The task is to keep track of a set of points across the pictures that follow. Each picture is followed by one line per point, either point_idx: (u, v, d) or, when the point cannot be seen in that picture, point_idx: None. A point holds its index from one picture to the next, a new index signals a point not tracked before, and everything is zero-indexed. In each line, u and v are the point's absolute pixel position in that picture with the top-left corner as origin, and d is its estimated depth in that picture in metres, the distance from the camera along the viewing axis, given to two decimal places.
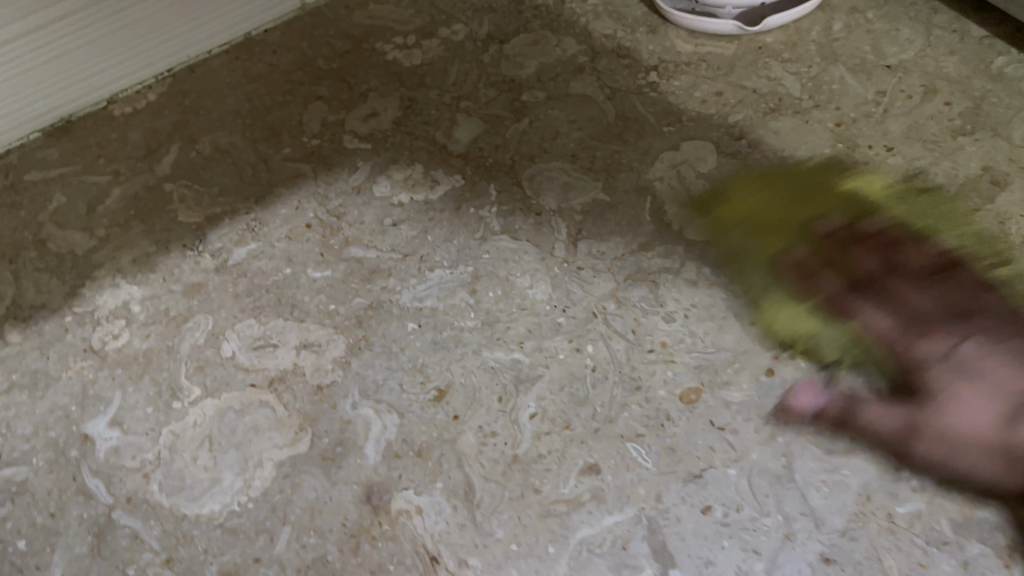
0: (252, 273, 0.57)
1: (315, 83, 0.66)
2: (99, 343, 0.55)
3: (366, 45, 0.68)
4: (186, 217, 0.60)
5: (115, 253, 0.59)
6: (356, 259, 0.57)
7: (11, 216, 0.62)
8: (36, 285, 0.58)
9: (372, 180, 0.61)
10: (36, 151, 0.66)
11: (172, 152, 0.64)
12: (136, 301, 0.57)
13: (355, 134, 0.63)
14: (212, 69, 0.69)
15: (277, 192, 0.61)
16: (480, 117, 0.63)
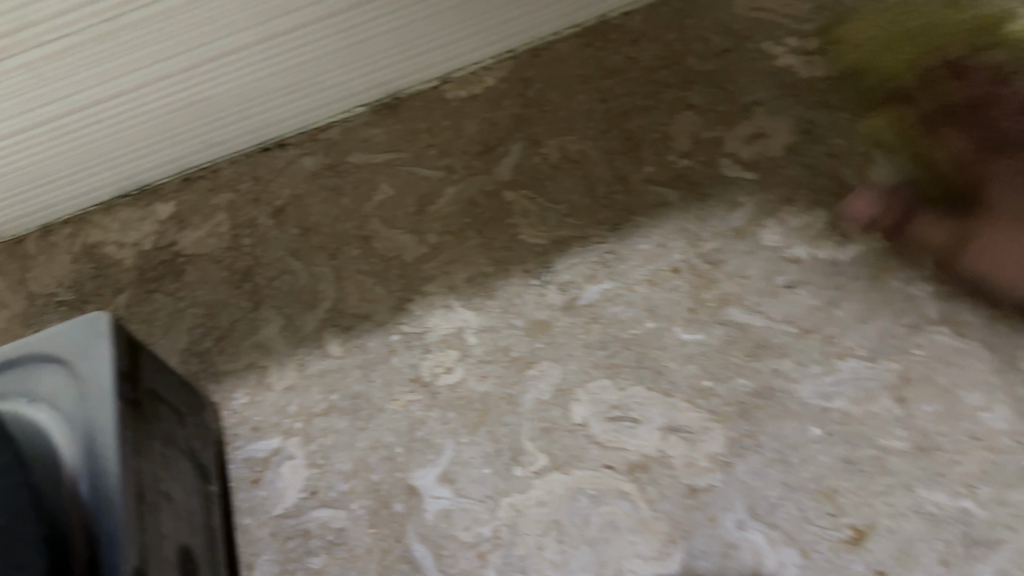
0: (606, 320, 0.48)
1: (686, 87, 0.55)
2: (429, 376, 0.48)
3: (749, 46, 0.56)
4: (530, 237, 0.52)
5: (446, 268, 0.52)
6: (737, 325, 0.46)
7: (334, 203, 0.57)
8: (360, 290, 0.53)
9: (759, 223, 0.49)
10: (361, 129, 0.60)
11: (513, 153, 0.56)
12: (471, 329, 0.49)
13: (734, 159, 0.51)
14: (560, 56, 0.59)
15: (636, 220, 0.51)
16: (902, 159, 0.50)
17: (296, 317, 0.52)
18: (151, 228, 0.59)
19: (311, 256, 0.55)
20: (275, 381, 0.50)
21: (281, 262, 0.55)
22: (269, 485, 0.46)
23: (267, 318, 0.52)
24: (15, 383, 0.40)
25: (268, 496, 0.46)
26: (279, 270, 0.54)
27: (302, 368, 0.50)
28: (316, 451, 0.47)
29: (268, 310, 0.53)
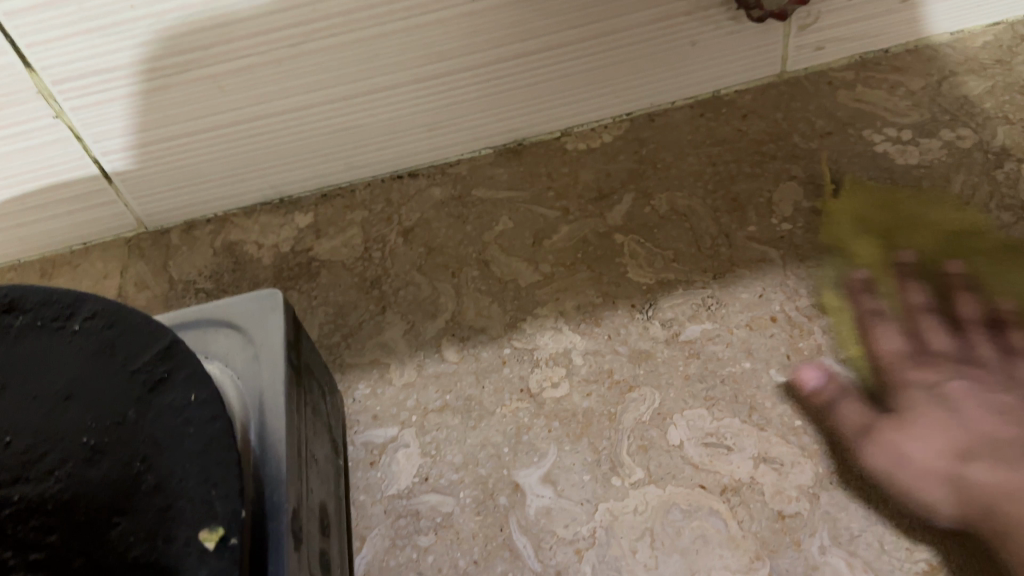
0: (705, 356, 0.52)
1: (790, 160, 0.61)
2: (536, 387, 0.53)
3: (849, 132, 0.62)
4: (637, 275, 0.57)
5: (558, 295, 0.57)
6: (829, 374, 0.50)
7: (458, 228, 0.62)
8: (477, 306, 0.58)
9: (852, 286, 0.53)
10: (487, 168, 0.66)
11: (626, 202, 0.61)
12: (578, 351, 0.54)
13: (833, 229, 0.56)
14: (673, 122, 0.65)
15: (737, 272, 0.56)
16: (991, 244, 0.54)
17: (417, 324, 0.58)
18: (289, 234, 0.66)
19: (435, 273, 0.60)
20: (396, 377, 0.55)
21: (407, 276, 0.60)
22: (385, 468, 0.51)
23: (392, 322, 0.58)
24: (194, 343, 0.45)
25: (383, 478, 0.51)
26: (404, 282, 0.60)
27: (420, 368, 0.55)
28: (428, 442, 0.52)
29: (393, 314, 0.58)
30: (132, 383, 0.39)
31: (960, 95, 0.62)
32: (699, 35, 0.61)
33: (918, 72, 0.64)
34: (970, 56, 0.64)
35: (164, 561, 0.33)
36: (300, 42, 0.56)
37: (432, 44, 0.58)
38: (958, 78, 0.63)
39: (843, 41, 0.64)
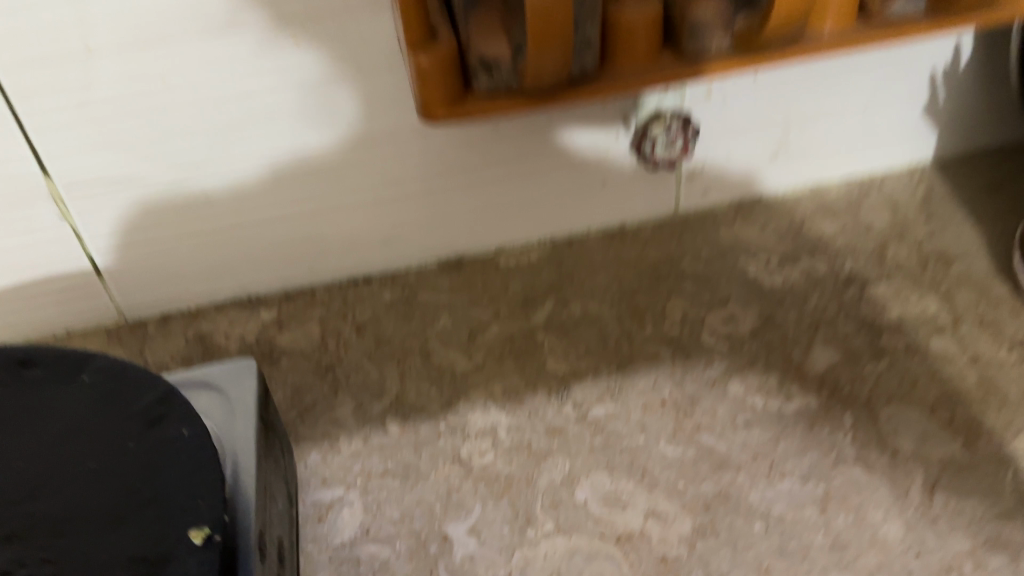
0: (607, 431, 0.63)
1: (681, 279, 0.74)
2: (466, 455, 0.62)
3: (730, 257, 0.75)
4: (554, 366, 0.68)
5: (486, 381, 0.67)
6: (706, 447, 0.61)
7: (404, 325, 0.73)
8: (417, 389, 0.67)
9: (728, 378, 0.65)
10: (431, 276, 0.77)
11: (547, 307, 0.73)
12: (502, 427, 0.64)
13: (714, 333, 0.69)
14: (589, 244, 0.78)
15: (636, 365, 0.67)
16: (838, 348, 0.67)
17: (364, 403, 0.67)
18: (255, 327, 0.75)
19: (381, 361, 0.70)
20: (344, 447, 0.64)
21: (358, 363, 0.70)
22: (331, 522, 0.59)
23: (342, 401, 0.67)
24: None
25: (330, 530, 0.59)
26: (354, 368, 0.70)
27: (366, 439, 0.64)
28: (371, 500, 0.60)
29: (343, 395, 0.68)
30: (125, 420, 0.47)
31: (818, 233, 0.77)
32: (607, 177, 0.75)
33: (785, 213, 0.79)
34: (826, 202, 0.80)
35: (157, 553, 0.41)
36: (277, 166, 0.68)
37: (387, 173, 0.70)
38: (817, 219, 0.78)
39: (726, 187, 0.79)
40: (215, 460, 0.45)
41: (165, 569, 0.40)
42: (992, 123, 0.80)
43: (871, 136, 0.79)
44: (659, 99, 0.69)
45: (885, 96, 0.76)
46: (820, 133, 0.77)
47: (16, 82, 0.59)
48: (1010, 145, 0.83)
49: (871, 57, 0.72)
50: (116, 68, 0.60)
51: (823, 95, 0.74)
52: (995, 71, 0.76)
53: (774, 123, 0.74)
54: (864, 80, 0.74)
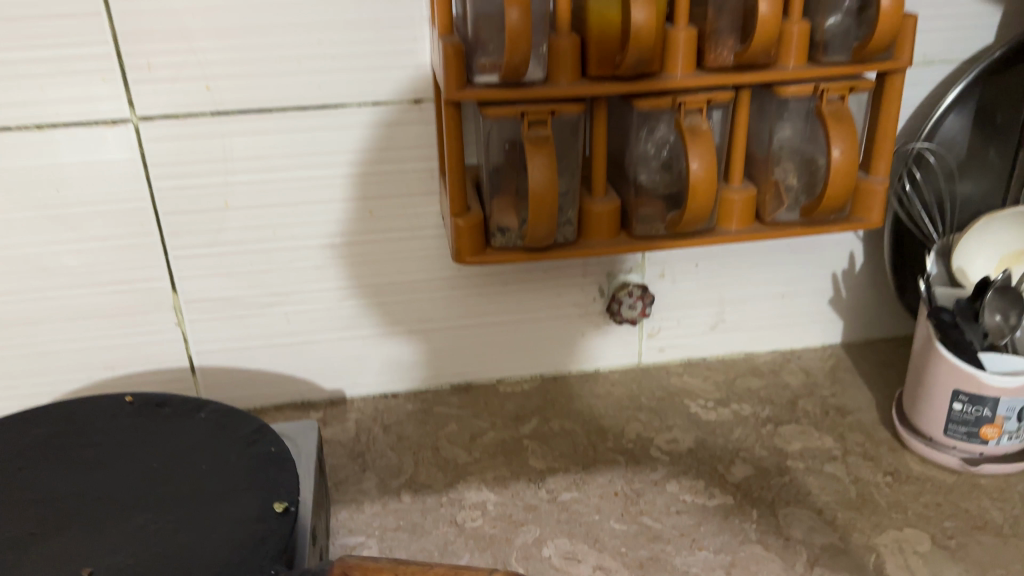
0: (570, 509, 0.82)
1: (637, 409, 0.95)
2: (461, 519, 0.81)
3: (678, 398, 0.97)
4: (534, 462, 0.88)
5: (481, 470, 0.87)
6: (646, 525, 0.79)
7: (421, 428, 0.94)
8: (427, 473, 0.87)
9: (667, 479, 0.85)
10: (445, 396, 0.99)
11: (532, 422, 0.94)
12: (490, 502, 0.83)
13: (659, 449, 0.89)
14: (569, 381, 1.01)
15: (598, 466, 0.87)
16: (753, 465, 0.87)
17: (386, 479, 0.87)
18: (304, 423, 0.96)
19: (401, 452, 0.90)
20: (367, 508, 0.83)
21: (382, 452, 0.91)
22: None
23: (368, 477, 0.87)
24: None
25: None
26: (380, 455, 0.90)
27: (385, 504, 0.83)
28: (385, 545, 0.78)
29: (369, 473, 0.88)
30: (232, 439, 0.68)
31: (747, 386, 0.99)
32: (586, 329, 0.99)
33: (723, 370, 1.02)
34: (755, 365, 1.03)
35: (253, 515, 0.61)
36: (341, 299, 0.94)
37: (420, 313, 0.96)
38: (747, 376, 1.01)
39: (679, 346, 1.02)
40: (293, 465, 0.65)
41: (258, 524, 0.60)
42: (885, 316, 1.05)
43: (790, 318, 1.03)
44: (625, 274, 0.95)
45: (798, 287, 1.01)
46: (750, 311, 1.01)
47: (173, 221, 0.87)
48: (902, 335, 1.07)
49: (782, 257, 0.98)
50: (243, 219, 0.88)
51: (750, 282, 0.99)
52: (880, 275, 1.02)
53: (712, 300, 0.99)
54: (779, 273, 0.99)
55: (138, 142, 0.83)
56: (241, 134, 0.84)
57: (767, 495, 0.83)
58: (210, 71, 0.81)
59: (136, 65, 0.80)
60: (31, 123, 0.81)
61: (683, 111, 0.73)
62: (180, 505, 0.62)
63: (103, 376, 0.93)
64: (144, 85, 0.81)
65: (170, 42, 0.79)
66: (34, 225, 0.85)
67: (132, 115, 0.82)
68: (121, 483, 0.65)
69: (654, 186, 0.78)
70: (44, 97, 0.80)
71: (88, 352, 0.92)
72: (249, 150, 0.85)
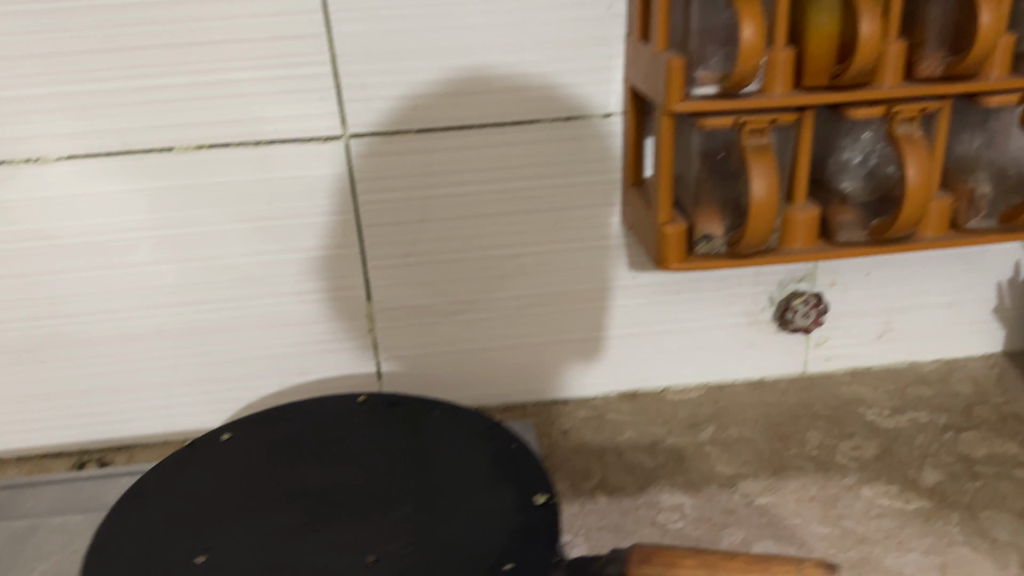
0: (769, 513, 0.83)
1: (813, 417, 0.96)
2: (663, 521, 0.83)
3: (852, 406, 0.98)
4: (723, 468, 0.89)
5: (670, 473, 0.89)
6: (848, 529, 0.81)
7: (600, 433, 0.96)
8: (617, 477, 0.89)
9: (860, 484, 0.86)
10: (615, 403, 1.01)
11: (710, 429, 0.95)
12: (687, 505, 0.84)
13: (845, 456, 0.90)
14: (736, 390, 1.02)
15: (788, 472, 0.88)
16: (942, 471, 0.87)
17: (577, 482, 0.89)
18: None
19: (586, 456, 0.93)
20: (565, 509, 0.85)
21: (567, 456, 0.93)
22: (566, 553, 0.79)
23: (560, 480, 0.89)
24: None
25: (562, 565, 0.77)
26: (566, 459, 0.93)
27: (582, 506, 0.86)
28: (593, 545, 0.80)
29: (559, 476, 0.90)
30: (469, 435, 0.72)
31: (918, 394, 1.00)
32: (755, 338, 1.00)
33: (889, 380, 1.03)
34: (922, 375, 1.03)
35: (514, 506, 0.64)
36: (520, 308, 0.97)
37: (595, 323, 0.98)
38: (916, 386, 1.01)
39: (844, 357, 1.03)
40: (537, 459, 0.69)
41: (520, 512, 0.64)
42: None
43: (954, 328, 1.04)
44: (796, 283, 0.97)
45: (964, 297, 1.02)
46: (917, 320, 1.02)
47: (373, 233, 0.91)
48: None
49: (951, 267, 0.99)
50: (439, 231, 0.92)
51: (918, 291, 1.00)
52: None
53: (879, 310, 1.01)
54: (947, 283, 1.00)
55: (347, 157, 0.87)
56: (442, 149, 0.88)
57: (964, 501, 0.83)
58: (418, 90, 0.85)
59: (351, 85, 0.84)
60: (251, 140, 0.85)
61: (896, 119, 0.75)
62: (437, 499, 0.66)
63: (294, 382, 0.97)
64: (357, 104, 0.85)
65: (384, 62, 0.83)
66: (244, 236, 0.89)
67: (343, 132, 0.86)
68: (375, 478, 0.68)
69: (857, 193, 0.80)
70: (264, 115, 0.84)
71: (284, 359, 0.96)
72: (449, 165, 0.89)
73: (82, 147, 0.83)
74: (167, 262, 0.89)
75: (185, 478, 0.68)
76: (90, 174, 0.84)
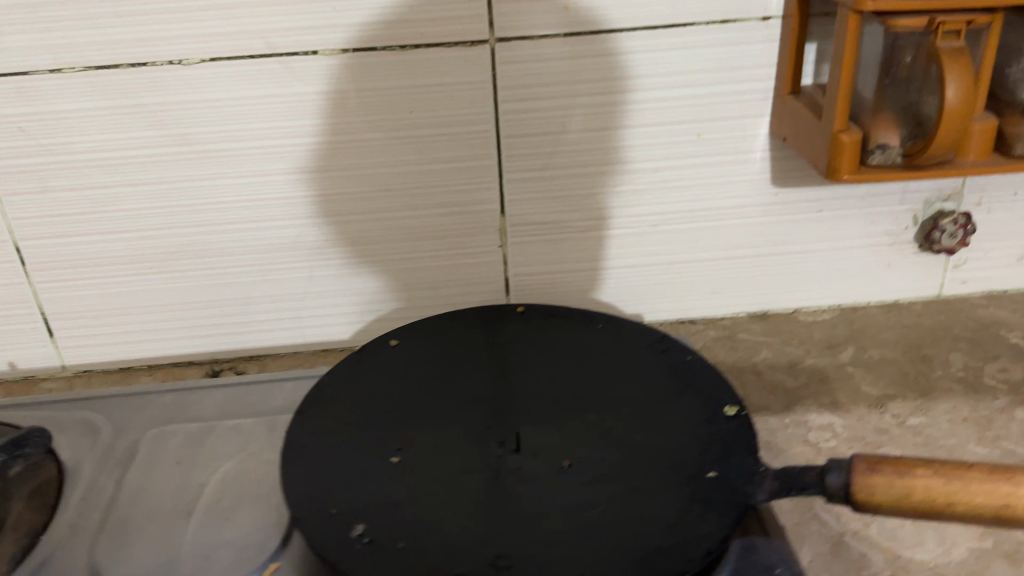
0: (924, 433, 0.81)
1: (955, 340, 0.94)
2: (816, 440, 0.81)
3: (993, 330, 0.96)
4: (868, 389, 0.88)
5: (815, 393, 0.88)
6: (1010, 450, 0.79)
7: (735, 353, 0.95)
8: (759, 396, 0.88)
9: (1014, 407, 0.84)
10: (745, 323, 1.00)
11: (849, 350, 0.94)
12: (838, 425, 0.83)
13: (994, 378, 0.88)
14: (870, 312, 1.00)
15: (937, 393, 0.87)
16: None
17: None
18: None
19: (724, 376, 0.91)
20: None
21: None
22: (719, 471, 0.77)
23: None
24: None
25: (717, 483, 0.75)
26: None
27: None
28: None
29: None
30: (641, 345, 0.71)
31: None
32: (894, 260, 0.98)
33: None
34: None
35: (703, 417, 0.62)
36: (655, 225, 0.93)
37: (731, 241, 0.95)
38: None
39: (981, 281, 1.01)
40: (716, 371, 0.67)
41: (712, 424, 0.61)
42: None
43: None
44: (942, 202, 0.94)
45: None
46: None
47: (513, 143, 0.88)
48: None
49: None
50: (579, 142, 0.88)
51: None
52: None
53: None
54: None
55: (492, 63, 0.83)
56: (591, 55, 0.83)
57: None
58: None
59: None
60: (396, 43, 0.81)
61: None
62: (619, 407, 0.65)
63: (424, 295, 0.96)
64: (507, 5, 0.80)
65: None
66: (383, 145, 0.87)
67: (490, 36, 0.82)
68: (551, 385, 0.68)
69: None
70: (410, 16, 0.80)
71: (416, 273, 0.95)
72: (595, 73, 0.85)
73: (226, 49, 0.80)
74: (306, 171, 0.88)
75: (361, 384, 0.68)
76: (232, 77, 0.82)
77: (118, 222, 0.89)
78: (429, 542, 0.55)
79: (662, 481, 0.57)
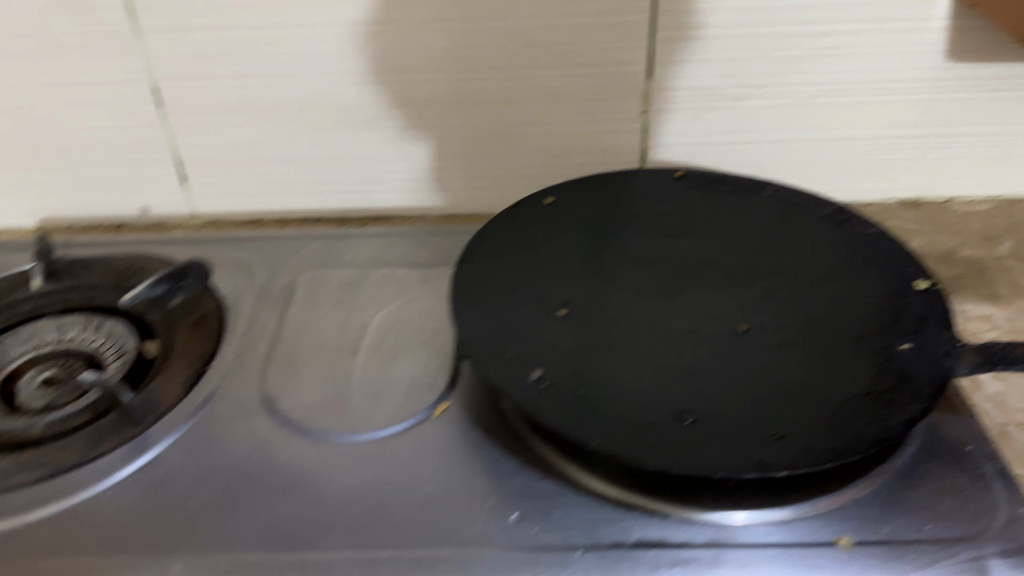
0: None
1: None
2: (974, 329, 0.77)
3: None
4: None
5: (972, 282, 0.82)
6: None
7: None
8: None
9: None
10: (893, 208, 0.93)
11: (1011, 241, 0.87)
12: (997, 315, 0.78)
13: None
14: None
15: None
16: None
17: None
18: None
19: None
20: None
21: None
22: None
23: None
24: None
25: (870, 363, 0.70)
26: None
27: None
28: None
29: None
30: (815, 215, 0.67)
31: None
32: None
33: None
34: None
35: (890, 290, 0.59)
36: (811, 97, 0.84)
37: (894, 118, 0.85)
38: None
39: None
40: (903, 247, 0.62)
41: (901, 298, 0.58)
42: None
43: None
44: None
45: None
46: None
47: None
48: None
49: None
50: None
51: None
52: None
53: None
54: None
55: None
56: None
57: None
58: None
59: None
60: None
61: None
62: (795, 276, 0.62)
63: None
64: None
65: None
66: None
67: None
68: (720, 249, 0.65)
69: None
70: None
71: None
72: None
73: None
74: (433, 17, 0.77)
75: (522, 237, 0.67)
76: None
77: (243, 63, 0.81)
78: (608, 392, 0.53)
79: (847, 349, 0.55)
